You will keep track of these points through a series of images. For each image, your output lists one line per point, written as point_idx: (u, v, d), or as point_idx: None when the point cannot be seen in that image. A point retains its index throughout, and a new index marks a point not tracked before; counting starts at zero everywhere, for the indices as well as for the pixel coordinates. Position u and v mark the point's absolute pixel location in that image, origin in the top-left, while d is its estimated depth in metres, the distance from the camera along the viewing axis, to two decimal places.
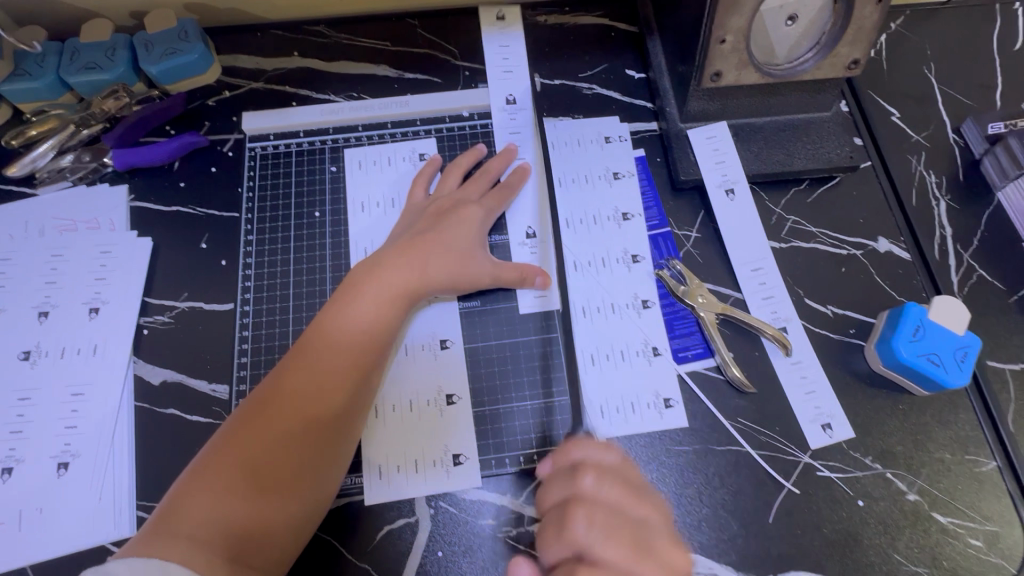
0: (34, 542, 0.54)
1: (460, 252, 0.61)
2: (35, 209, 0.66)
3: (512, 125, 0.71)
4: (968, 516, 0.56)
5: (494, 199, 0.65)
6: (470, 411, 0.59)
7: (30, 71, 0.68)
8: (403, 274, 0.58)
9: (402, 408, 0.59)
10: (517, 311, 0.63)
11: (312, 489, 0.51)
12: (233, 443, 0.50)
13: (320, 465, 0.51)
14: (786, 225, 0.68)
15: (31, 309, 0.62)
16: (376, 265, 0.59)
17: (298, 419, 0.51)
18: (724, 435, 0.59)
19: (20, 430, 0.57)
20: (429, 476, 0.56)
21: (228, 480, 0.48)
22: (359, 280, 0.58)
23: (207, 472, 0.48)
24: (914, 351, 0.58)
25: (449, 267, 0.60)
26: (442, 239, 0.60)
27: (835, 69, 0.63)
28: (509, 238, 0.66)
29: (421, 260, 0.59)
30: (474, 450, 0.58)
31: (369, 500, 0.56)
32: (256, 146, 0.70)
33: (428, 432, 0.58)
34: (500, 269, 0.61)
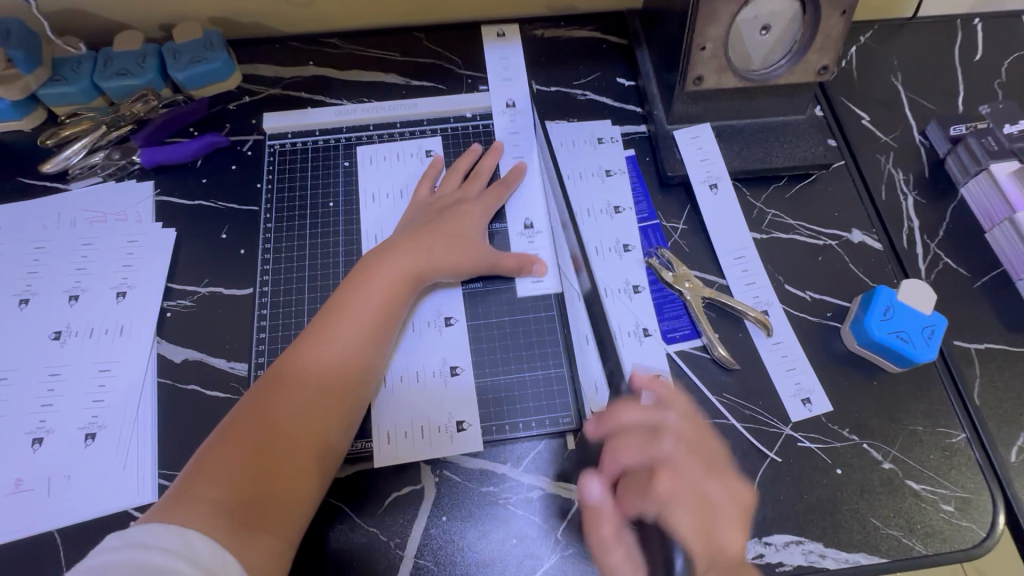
0: (62, 507, 0.57)
1: (462, 241, 0.66)
2: (67, 202, 0.71)
3: (515, 149, 0.77)
4: (939, 483, 0.60)
5: (491, 197, 0.71)
6: (474, 382, 0.63)
7: (66, 76, 0.74)
8: (410, 259, 0.63)
9: (409, 377, 0.63)
10: (515, 293, 0.68)
11: (322, 459, 0.54)
12: (250, 416, 0.52)
13: (329, 438, 0.54)
14: (766, 218, 0.73)
15: (61, 292, 0.66)
16: (385, 252, 0.63)
17: (310, 393, 0.55)
18: (710, 408, 0.63)
19: (50, 403, 0.61)
20: (434, 441, 0.60)
21: (245, 449, 0.50)
22: (370, 266, 0.62)
23: (224, 442, 0.51)
24: (884, 329, 0.62)
25: (453, 253, 0.65)
26: (445, 229, 0.66)
27: (807, 74, 0.69)
28: (508, 229, 0.72)
29: (426, 249, 0.64)
30: (477, 417, 0.61)
31: (377, 462, 0.59)
32: (275, 144, 0.75)
33: (433, 400, 0.62)
34: (499, 257, 0.66)
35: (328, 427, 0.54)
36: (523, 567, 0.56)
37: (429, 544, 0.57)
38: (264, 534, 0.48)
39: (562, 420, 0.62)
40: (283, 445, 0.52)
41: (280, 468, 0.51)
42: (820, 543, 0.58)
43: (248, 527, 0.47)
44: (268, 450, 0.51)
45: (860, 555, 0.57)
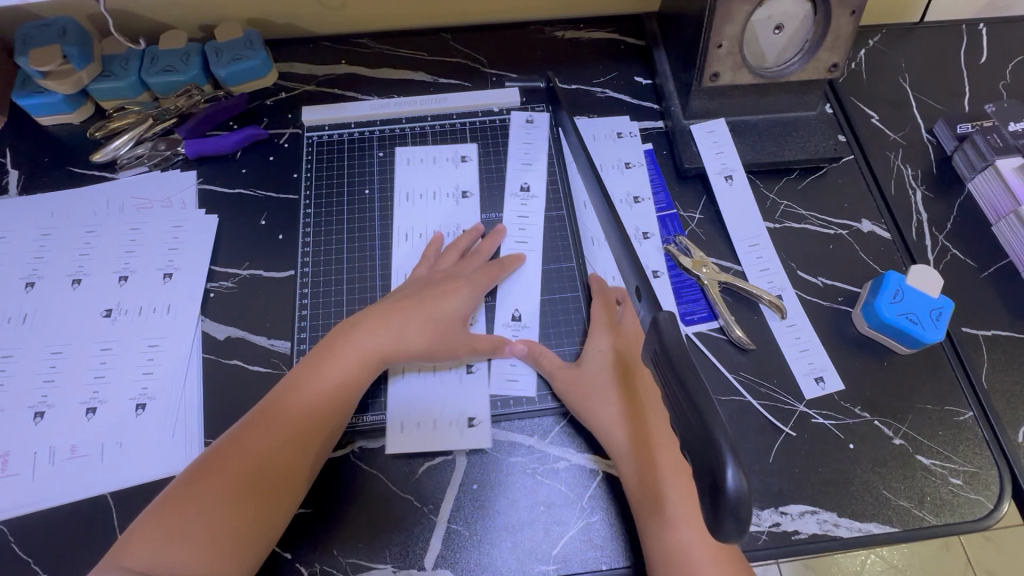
0: (114, 471, 0.60)
1: (437, 323, 0.64)
2: (116, 189, 0.75)
3: (519, 235, 0.73)
4: (948, 458, 0.63)
5: (483, 276, 0.68)
6: (488, 381, 0.65)
7: (115, 72, 0.78)
8: (382, 334, 0.62)
9: (426, 371, 0.66)
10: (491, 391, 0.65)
11: (256, 537, 0.53)
12: (198, 488, 0.53)
13: (267, 517, 0.54)
14: (779, 208, 0.76)
15: (111, 273, 0.70)
16: (354, 327, 0.63)
17: (254, 468, 0.54)
18: (727, 386, 0.66)
19: (102, 375, 0.64)
20: (445, 433, 0.62)
21: (189, 524, 0.51)
22: (336, 343, 0.62)
23: (167, 511, 0.52)
24: (893, 311, 0.65)
25: (426, 334, 0.63)
26: (422, 308, 0.64)
27: (818, 72, 0.73)
28: (495, 317, 0.69)
29: (393, 327, 0.63)
30: (488, 414, 0.64)
31: (390, 449, 0.61)
32: (312, 136, 0.79)
33: (446, 396, 0.64)
34: (474, 340, 0.65)
35: (266, 505, 0.54)
36: (550, 533, 0.59)
37: (461, 510, 0.60)
38: None
39: None
40: (218, 520, 0.52)
41: (219, 542, 0.51)
42: (834, 513, 0.60)
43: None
44: (212, 522, 0.51)
45: (873, 525, 0.60)
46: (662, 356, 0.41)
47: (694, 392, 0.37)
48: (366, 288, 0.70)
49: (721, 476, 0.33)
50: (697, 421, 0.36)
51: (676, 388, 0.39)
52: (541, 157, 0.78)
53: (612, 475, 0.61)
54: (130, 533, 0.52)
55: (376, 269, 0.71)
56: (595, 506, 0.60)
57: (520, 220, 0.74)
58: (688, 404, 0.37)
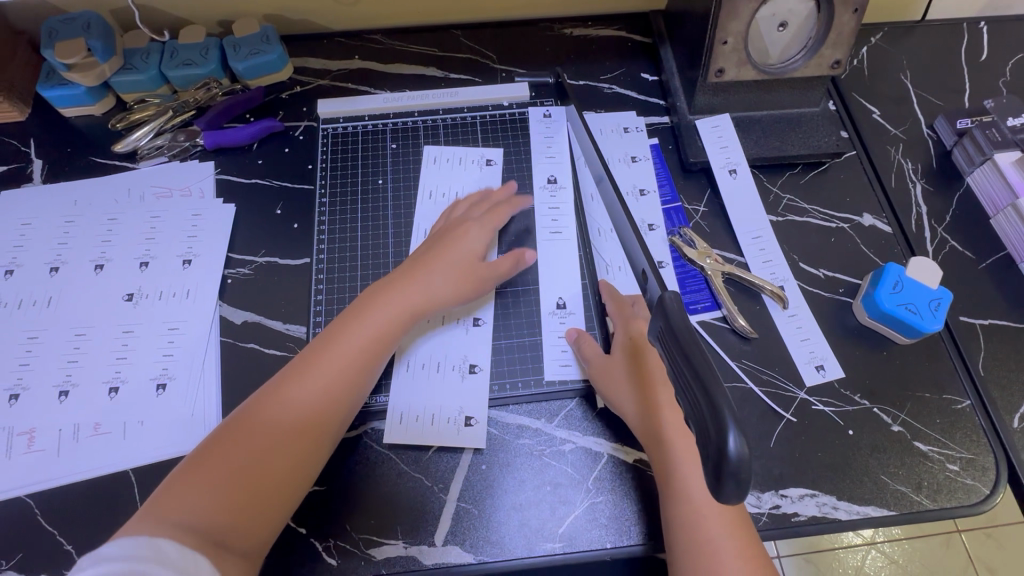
0: (136, 449, 0.62)
1: (462, 269, 0.66)
2: (136, 179, 0.77)
3: (552, 225, 0.75)
4: (946, 445, 0.64)
5: (492, 218, 0.71)
6: (488, 384, 0.66)
7: (136, 66, 0.80)
8: (414, 288, 0.64)
9: (430, 366, 0.66)
10: (543, 377, 0.67)
11: (295, 486, 0.54)
12: (237, 436, 0.53)
13: (306, 470, 0.55)
14: (782, 202, 0.78)
15: (133, 259, 0.72)
16: (385, 287, 0.64)
17: (295, 419, 0.55)
18: (729, 373, 0.68)
19: (123, 357, 0.67)
20: (441, 430, 0.63)
21: (229, 471, 0.51)
22: (367, 301, 0.63)
23: (207, 463, 0.51)
24: (893, 301, 0.67)
25: (453, 282, 0.65)
26: (447, 261, 0.66)
27: (821, 68, 0.74)
28: (541, 308, 0.71)
29: (424, 284, 0.64)
30: (484, 416, 0.64)
31: (387, 440, 0.63)
32: (326, 128, 0.81)
33: (446, 393, 0.65)
34: (495, 262, 0.68)
35: (306, 458, 0.55)
36: (556, 511, 0.61)
37: (470, 489, 0.62)
38: (231, 561, 0.47)
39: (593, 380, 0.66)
40: (262, 471, 0.52)
41: (258, 488, 0.51)
42: (833, 496, 0.62)
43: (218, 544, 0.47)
44: (252, 469, 0.51)
45: (871, 508, 0.61)
46: (668, 335, 0.42)
47: (699, 368, 0.39)
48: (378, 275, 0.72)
49: (724, 443, 0.35)
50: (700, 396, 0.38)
51: (681, 365, 0.40)
52: (563, 148, 0.80)
53: (617, 457, 0.63)
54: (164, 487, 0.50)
55: (389, 257, 0.73)
56: (601, 487, 0.62)
57: (552, 211, 0.76)
58: (692, 380, 0.39)
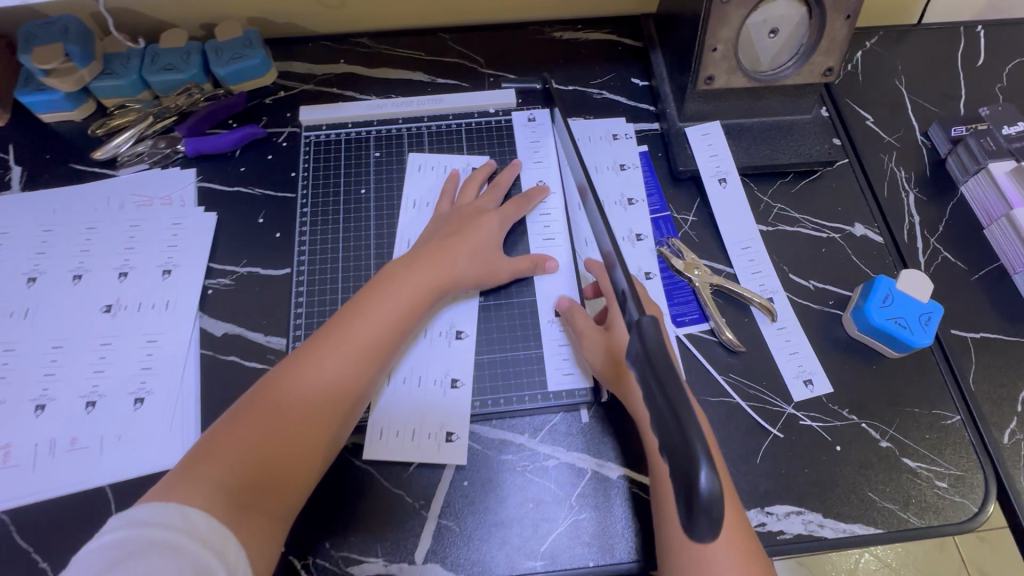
0: (113, 464, 0.62)
1: (481, 254, 0.67)
2: (116, 187, 0.76)
3: (546, 232, 0.74)
4: (934, 461, 0.63)
5: (510, 208, 0.72)
6: (471, 400, 0.65)
7: (116, 71, 0.79)
8: (436, 266, 0.64)
9: (411, 381, 0.65)
10: (546, 387, 0.66)
11: (321, 450, 0.55)
12: (264, 401, 0.54)
13: (333, 439, 0.57)
14: (772, 211, 0.77)
15: (111, 269, 0.71)
16: (412, 263, 0.64)
17: (320, 387, 0.56)
18: (716, 388, 0.67)
19: (101, 370, 0.66)
20: (421, 446, 0.62)
21: (256, 433, 0.52)
22: (394, 276, 0.63)
23: (239, 427, 0.53)
24: (882, 315, 0.66)
25: (473, 265, 0.66)
26: (468, 242, 0.67)
27: (813, 76, 0.73)
28: (538, 318, 0.69)
29: (449, 261, 0.65)
30: (467, 432, 0.63)
31: (365, 457, 0.61)
32: (309, 136, 0.80)
33: (428, 409, 0.64)
34: (517, 262, 0.69)
35: (333, 426, 0.56)
36: (539, 529, 0.60)
37: (452, 506, 0.61)
38: (255, 520, 0.50)
39: (578, 395, 0.65)
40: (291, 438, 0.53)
41: (282, 452, 0.53)
42: (820, 514, 0.61)
43: (246, 507, 0.49)
44: (276, 434, 0.53)
45: (858, 526, 0.61)
46: (645, 360, 0.41)
47: (675, 399, 0.38)
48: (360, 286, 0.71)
49: (695, 480, 0.34)
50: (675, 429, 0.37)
51: (657, 394, 0.39)
52: (549, 153, 0.79)
53: (601, 473, 0.62)
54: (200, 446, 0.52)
55: (371, 268, 0.72)
56: (584, 504, 0.61)
57: (544, 218, 0.75)
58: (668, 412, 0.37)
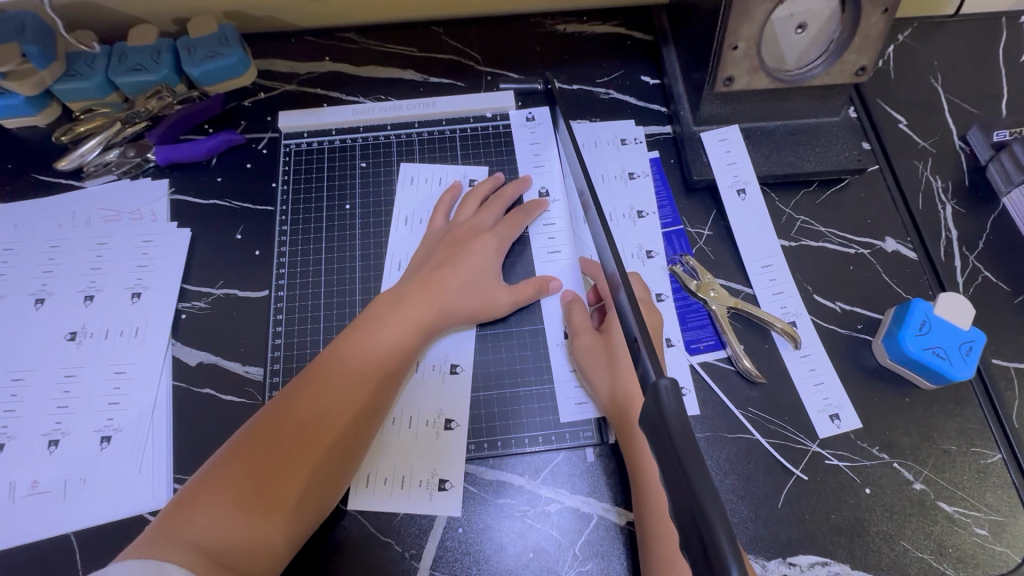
0: (77, 510, 0.57)
1: (475, 287, 0.62)
2: (82, 201, 0.70)
3: (551, 244, 0.68)
4: (973, 506, 0.58)
5: (507, 227, 0.66)
6: (465, 443, 0.59)
7: (81, 71, 0.72)
8: (436, 295, 0.60)
9: (401, 422, 0.59)
10: (559, 419, 0.60)
11: (316, 497, 0.51)
12: (252, 447, 0.51)
13: (320, 495, 0.52)
14: (795, 224, 0.70)
15: (77, 292, 0.66)
16: (399, 299, 0.60)
17: (312, 430, 0.52)
18: (734, 423, 0.61)
19: (65, 405, 0.61)
20: (412, 496, 0.57)
21: (243, 485, 0.49)
22: (380, 313, 0.59)
23: (215, 483, 0.49)
24: (918, 345, 0.60)
25: (467, 299, 0.61)
26: (461, 273, 0.62)
27: (843, 75, 0.66)
28: (548, 336, 0.64)
29: (439, 296, 0.60)
30: (461, 479, 0.58)
31: (349, 507, 0.56)
32: (291, 144, 0.74)
33: (419, 452, 0.58)
34: (517, 292, 0.63)
35: (319, 480, 0.52)
36: None
37: (445, 556, 0.55)
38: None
39: (583, 433, 0.60)
40: (273, 494, 0.49)
41: (270, 503, 0.49)
42: (847, 565, 0.56)
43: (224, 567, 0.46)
44: (264, 484, 0.49)
45: None
46: (661, 430, 0.36)
47: (697, 486, 0.33)
48: (344, 314, 0.66)
49: None
50: (694, 524, 0.32)
51: (675, 474, 0.34)
52: (552, 158, 0.73)
53: (608, 520, 0.56)
54: (174, 505, 0.48)
55: (356, 292, 0.67)
56: (589, 555, 0.55)
57: (548, 228, 0.69)
58: (687, 502, 0.33)
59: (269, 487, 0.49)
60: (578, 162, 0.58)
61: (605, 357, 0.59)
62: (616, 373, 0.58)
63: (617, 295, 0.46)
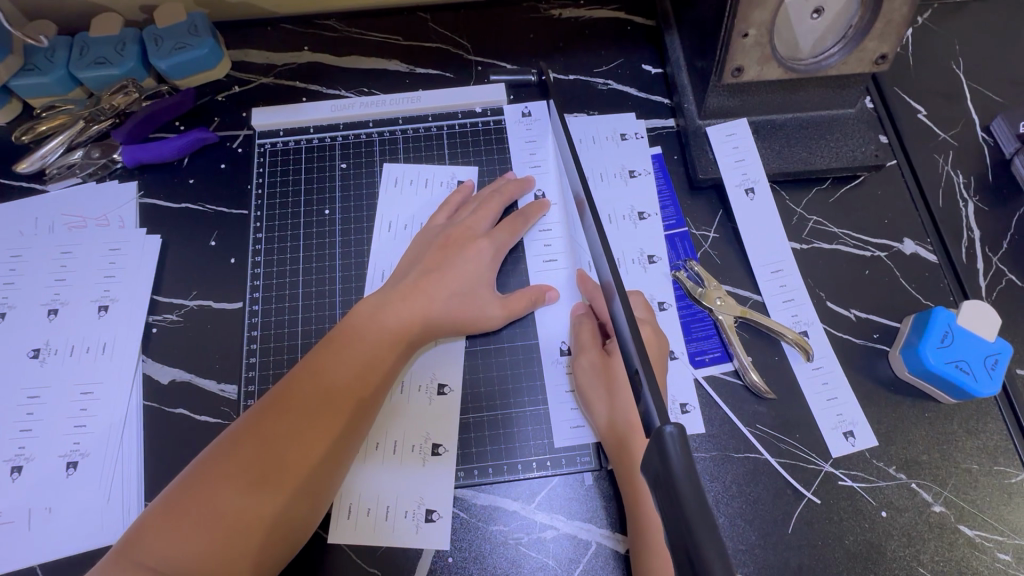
0: (41, 542, 0.53)
1: (464, 296, 0.57)
2: (45, 206, 0.66)
3: (546, 252, 0.63)
4: (996, 529, 0.54)
5: (504, 231, 0.61)
6: (454, 470, 0.55)
7: (39, 65, 0.67)
8: (428, 290, 0.56)
9: (386, 446, 0.56)
10: (552, 444, 0.57)
11: (298, 508, 0.48)
12: (232, 454, 0.47)
13: (293, 519, 0.48)
14: (807, 225, 0.66)
15: (39, 306, 0.62)
16: (381, 306, 0.55)
17: (296, 436, 0.49)
18: (742, 441, 0.57)
19: (28, 429, 0.57)
20: (397, 527, 0.53)
21: (221, 495, 0.46)
22: (360, 322, 0.54)
23: (189, 497, 0.46)
24: (940, 358, 0.56)
25: (454, 308, 0.57)
26: (449, 280, 0.57)
27: (862, 64, 0.61)
28: (541, 353, 0.60)
29: (424, 304, 0.56)
30: (450, 507, 0.54)
31: (330, 538, 0.53)
32: (266, 142, 0.69)
33: (405, 481, 0.55)
34: (509, 306, 0.58)
35: (291, 504, 0.47)
36: None
37: None
38: None
39: (579, 457, 0.56)
40: (241, 518, 0.45)
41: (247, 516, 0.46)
42: None
43: None
44: (242, 495, 0.46)
45: None
46: (664, 485, 0.32)
47: (705, 549, 0.28)
48: (324, 330, 0.61)
49: None
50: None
51: (678, 533, 0.30)
52: (548, 155, 0.68)
53: (607, 547, 0.53)
54: (135, 530, 0.45)
55: (336, 303, 0.62)
56: None
57: (543, 234, 0.64)
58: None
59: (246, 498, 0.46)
60: (573, 165, 0.53)
61: (604, 383, 0.55)
62: (616, 399, 0.54)
63: (613, 304, 0.43)
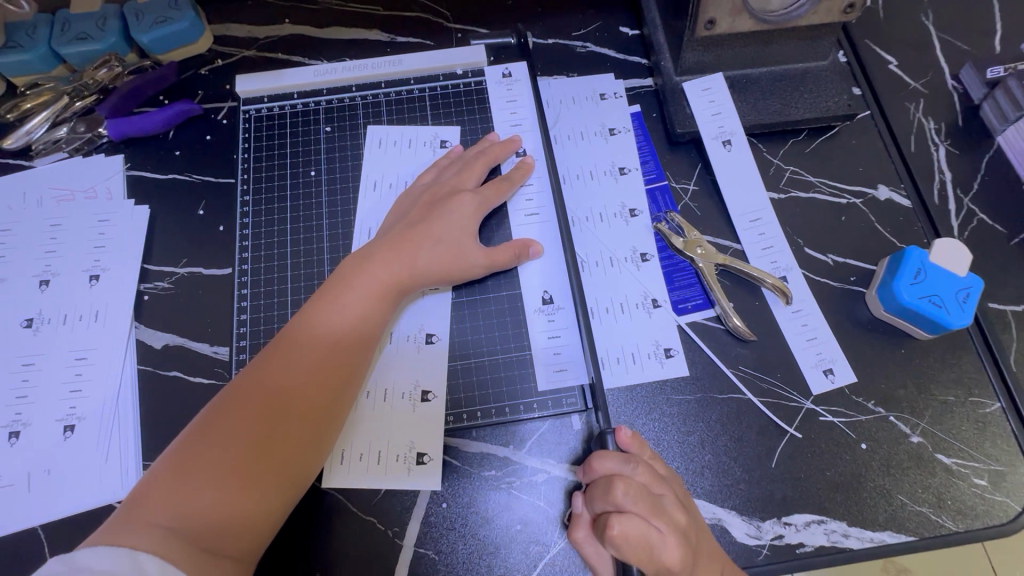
0: (42, 503, 0.54)
1: (449, 247, 0.58)
2: (32, 181, 0.66)
3: (528, 207, 0.65)
4: (971, 456, 0.56)
5: (489, 189, 0.62)
6: (443, 415, 0.57)
7: (21, 43, 0.67)
8: (410, 247, 0.57)
9: (376, 395, 0.57)
10: (536, 388, 0.58)
11: (298, 462, 0.49)
12: (226, 416, 0.48)
13: (296, 467, 0.49)
14: (784, 175, 0.67)
15: (30, 277, 0.62)
16: (364, 260, 0.56)
17: (289, 391, 0.50)
18: (726, 383, 0.59)
19: (24, 395, 0.58)
20: (389, 471, 0.54)
21: (219, 455, 0.46)
22: (346, 276, 0.55)
23: (186, 459, 0.46)
24: (914, 293, 0.58)
25: (439, 258, 0.58)
26: (433, 231, 0.58)
27: (831, 13, 0.61)
28: (524, 304, 0.61)
29: (409, 258, 0.57)
30: (441, 452, 0.55)
31: (325, 485, 0.54)
32: (250, 109, 0.70)
33: (397, 426, 0.56)
34: (493, 255, 0.59)
35: (291, 455, 0.49)
36: (529, 553, 0.53)
37: (430, 531, 0.53)
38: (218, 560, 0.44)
39: (568, 400, 0.57)
40: (248, 467, 0.46)
41: (248, 473, 0.46)
42: (844, 522, 0.54)
43: (202, 544, 0.43)
44: (243, 454, 0.47)
45: (887, 534, 0.54)
46: None
47: None
48: (312, 288, 0.62)
49: None
50: None
51: None
52: (528, 115, 0.69)
53: None
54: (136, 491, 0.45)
55: (323, 261, 0.63)
56: None
57: (525, 190, 0.65)
58: None
59: (247, 457, 0.47)
60: None
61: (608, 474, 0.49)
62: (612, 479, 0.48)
63: None
